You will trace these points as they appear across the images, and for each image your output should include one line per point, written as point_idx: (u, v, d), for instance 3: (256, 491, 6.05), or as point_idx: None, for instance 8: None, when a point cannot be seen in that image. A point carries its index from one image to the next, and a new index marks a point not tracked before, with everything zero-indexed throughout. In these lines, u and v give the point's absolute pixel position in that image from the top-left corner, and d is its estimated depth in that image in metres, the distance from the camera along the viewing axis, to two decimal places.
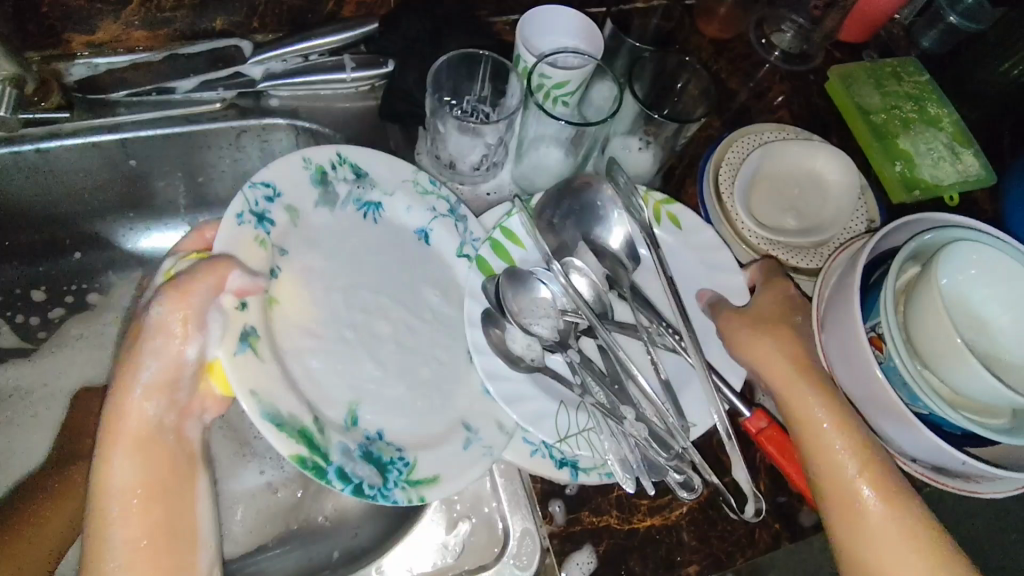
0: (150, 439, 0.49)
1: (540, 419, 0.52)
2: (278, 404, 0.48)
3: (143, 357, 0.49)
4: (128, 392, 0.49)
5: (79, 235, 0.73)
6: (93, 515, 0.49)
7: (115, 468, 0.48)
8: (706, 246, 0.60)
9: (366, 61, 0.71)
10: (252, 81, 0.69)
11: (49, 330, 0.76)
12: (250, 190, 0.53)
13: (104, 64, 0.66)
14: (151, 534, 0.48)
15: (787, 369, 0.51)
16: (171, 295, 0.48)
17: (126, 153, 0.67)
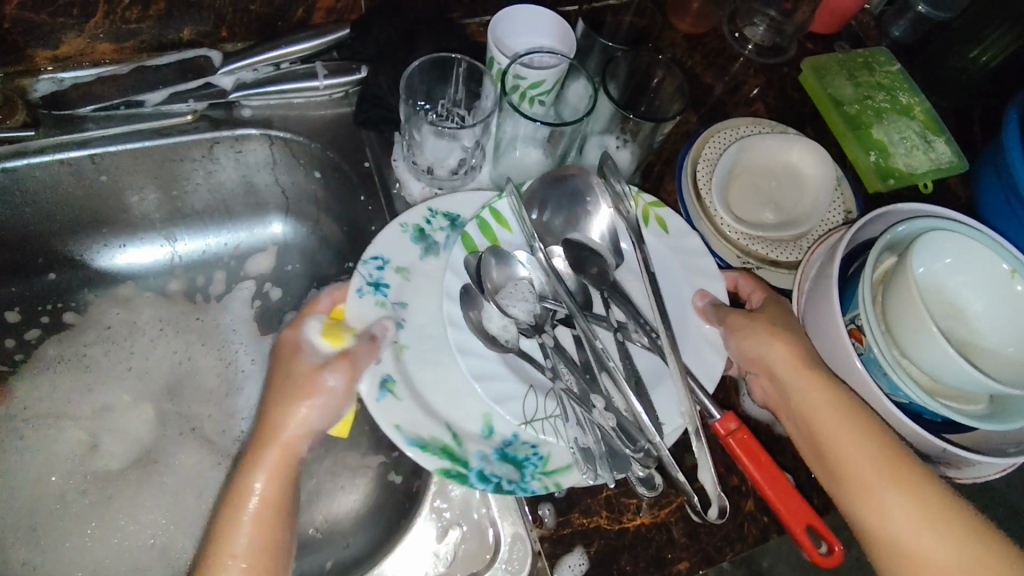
0: (290, 463, 0.50)
1: (507, 400, 0.52)
2: (420, 429, 0.52)
3: (304, 403, 0.51)
4: (285, 425, 0.51)
5: (51, 253, 0.71)
6: (217, 535, 0.48)
7: (252, 484, 0.49)
8: (685, 242, 0.61)
9: (338, 68, 0.70)
10: (223, 92, 0.68)
11: (27, 351, 0.72)
12: (361, 267, 0.56)
13: (70, 78, 0.65)
14: (259, 557, 0.48)
15: (787, 363, 0.52)
16: (337, 362, 0.52)
17: (98, 169, 0.66)
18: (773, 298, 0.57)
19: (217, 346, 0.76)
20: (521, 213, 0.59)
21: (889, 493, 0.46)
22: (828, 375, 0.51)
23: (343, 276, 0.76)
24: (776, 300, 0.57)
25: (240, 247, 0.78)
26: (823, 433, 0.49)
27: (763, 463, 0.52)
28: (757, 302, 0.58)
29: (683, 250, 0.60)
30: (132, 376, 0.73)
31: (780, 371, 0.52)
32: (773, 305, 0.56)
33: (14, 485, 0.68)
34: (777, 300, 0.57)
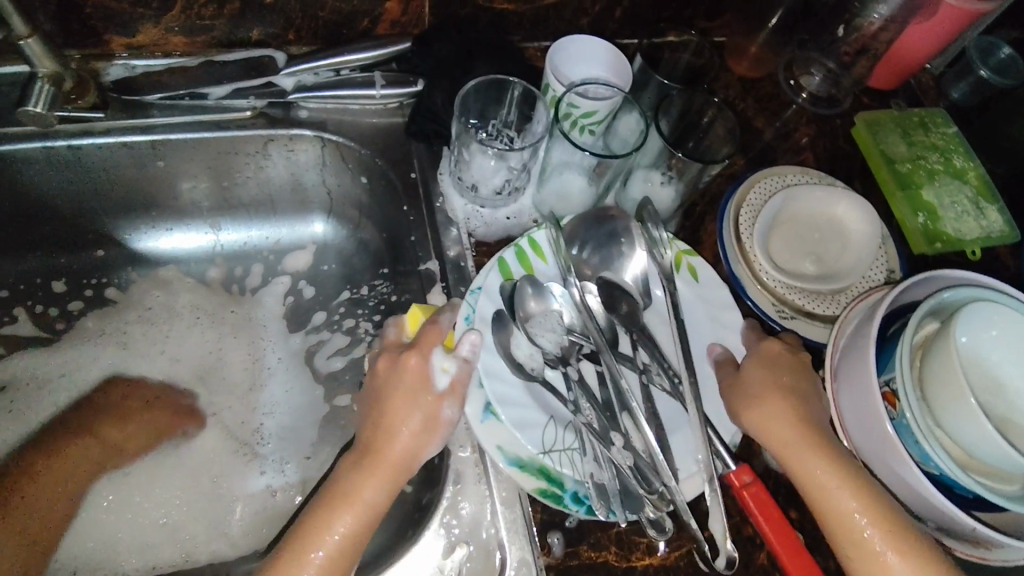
0: (399, 480, 0.53)
1: (528, 427, 0.52)
2: (519, 448, 0.53)
3: (425, 430, 0.53)
4: (401, 438, 0.53)
5: (102, 230, 0.74)
6: (314, 528, 0.50)
7: (362, 492, 0.51)
8: (721, 300, 0.61)
9: (395, 79, 0.72)
10: (283, 92, 0.70)
11: (68, 321, 0.74)
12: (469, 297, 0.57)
13: (141, 66, 0.68)
14: (344, 557, 0.50)
15: (789, 432, 0.51)
16: (460, 399, 0.54)
17: (156, 154, 0.68)
18: (772, 356, 0.56)
19: (248, 338, 0.77)
20: (559, 247, 0.60)
21: (896, 565, 0.46)
22: (828, 449, 0.50)
23: (377, 282, 0.77)
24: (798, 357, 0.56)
25: (281, 243, 0.79)
26: (827, 510, 0.49)
27: (775, 520, 0.50)
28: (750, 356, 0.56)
29: (717, 306, 0.61)
30: (165, 357, 0.75)
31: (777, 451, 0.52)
32: (772, 368, 0.55)
33: None
34: (776, 363, 0.55)
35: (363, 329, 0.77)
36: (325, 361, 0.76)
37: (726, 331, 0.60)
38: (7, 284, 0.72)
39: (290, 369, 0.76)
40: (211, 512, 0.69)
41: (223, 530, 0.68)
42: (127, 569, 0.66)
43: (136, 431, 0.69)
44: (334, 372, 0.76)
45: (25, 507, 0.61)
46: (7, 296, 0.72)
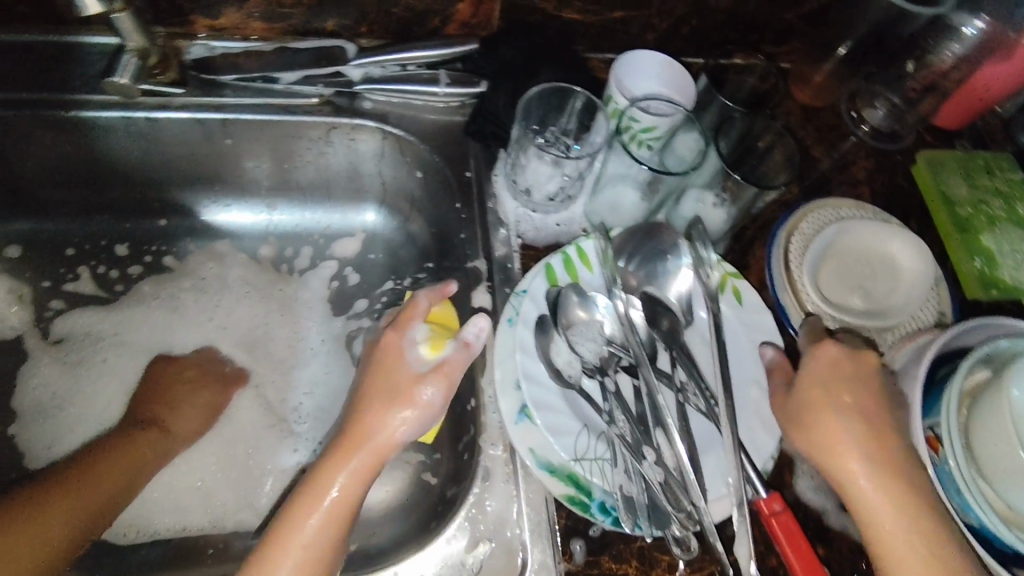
0: (373, 468, 0.53)
1: (562, 433, 0.53)
2: (551, 453, 0.54)
3: (399, 414, 0.53)
4: (372, 427, 0.53)
5: (167, 200, 0.78)
6: (284, 524, 0.50)
7: (332, 484, 0.51)
8: (764, 327, 0.61)
9: (460, 79, 0.73)
10: (350, 82, 0.72)
11: (126, 284, 0.77)
12: (514, 299, 0.58)
13: (220, 47, 0.70)
14: (319, 552, 0.50)
15: (837, 442, 0.50)
16: (434, 376, 0.54)
17: (226, 133, 0.70)
18: (829, 360, 0.53)
19: (292, 317, 0.79)
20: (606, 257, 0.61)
21: None
22: (881, 464, 0.49)
23: (421, 275, 0.79)
24: (864, 363, 0.53)
25: (331, 229, 0.81)
26: (867, 522, 0.49)
27: (803, 552, 0.51)
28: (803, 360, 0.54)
29: (760, 332, 0.61)
30: (213, 327, 0.78)
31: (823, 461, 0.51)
32: (828, 374, 0.52)
33: (85, 409, 0.71)
34: (830, 369, 0.53)
35: None
36: (363, 347, 0.78)
37: None
38: (73, 242, 0.76)
39: (329, 352, 0.78)
40: (243, 482, 0.71)
41: (253, 500, 0.70)
42: (159, 530, 0.68)
43: (187, 404, 0.70)
44: None
45: (83, 473, 0.60)
46: (75, 255, 0.76)
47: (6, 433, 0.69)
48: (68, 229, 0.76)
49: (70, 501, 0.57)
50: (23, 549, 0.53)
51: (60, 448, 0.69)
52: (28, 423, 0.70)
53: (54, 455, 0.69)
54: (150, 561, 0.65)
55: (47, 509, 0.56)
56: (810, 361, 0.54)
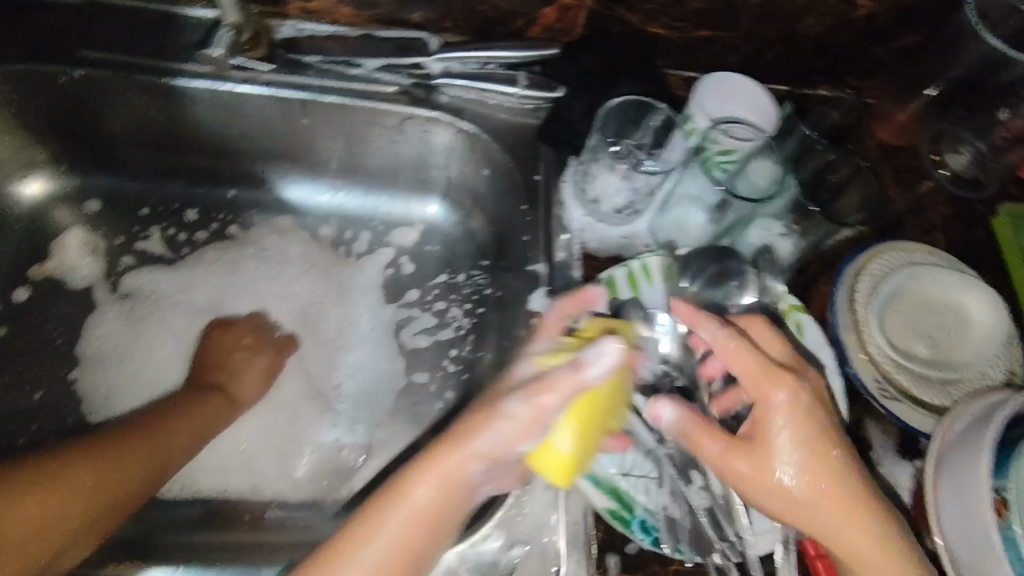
0: (455, 478, 0.50)
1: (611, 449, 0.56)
2: (599, 465, 0.55)
3: (484, 425, 0.49)
4: (461, 436, 0.50)
5: (240, 171, 0.80)
6: (364, 516, 0.51)
7: (413, 488, 0.50)
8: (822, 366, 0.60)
9: (538, 83, 0.72)
10: (429, 75, 0.71)
11: (192, 248, 0.80)
12: None
13: (308, 29, 0.72)
14: (401, 554, 0.49)
15: (775, 488, 0.49)
16: (527, 389, 0.47)
17: (303, 112, 0.71)
18: (793, 393, 0.50)
19: (345, 299, 0.80)
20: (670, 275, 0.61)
21: None
22: (833, 503, 0.48)
23: (475, 272, 0.79)
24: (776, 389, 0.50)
25: (391, 217, 0.82)
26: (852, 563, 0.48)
27: None
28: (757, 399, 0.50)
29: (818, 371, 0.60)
30: (269, 299, 0.79)
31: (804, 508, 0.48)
32: (755, 417, 0.50)
33: (141, 364, 0.74)
34: (798, 406, 0.49)
35: (452, 314, 0.79)
36: (411, 336, 0.79)
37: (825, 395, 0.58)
38: (149, 203, 0.79)
39: (378, 338, 0.78)
40: (282, 454, 0.72)
41: (290, 471, 0.71)
42: (201, 489, 0.70)
43: (243, 370, 0.72)
44: (417, 350, 0.78)
45: (142, 427, 0.63)
46: (149, 214, 0.79)
47: (69, 376, 0.72)
48: (144, 190, 0.79)
49: (143, 454, 0.61)
50: (83, 491, 0.56)
51: (116, 397, 0.72)
52: (90, 370, 0.72)
53: (110, 404, 0.72)
54: (188, 520, 0.68)
55: (102, 457, 0.59)
56: (775, 397, 0.50)
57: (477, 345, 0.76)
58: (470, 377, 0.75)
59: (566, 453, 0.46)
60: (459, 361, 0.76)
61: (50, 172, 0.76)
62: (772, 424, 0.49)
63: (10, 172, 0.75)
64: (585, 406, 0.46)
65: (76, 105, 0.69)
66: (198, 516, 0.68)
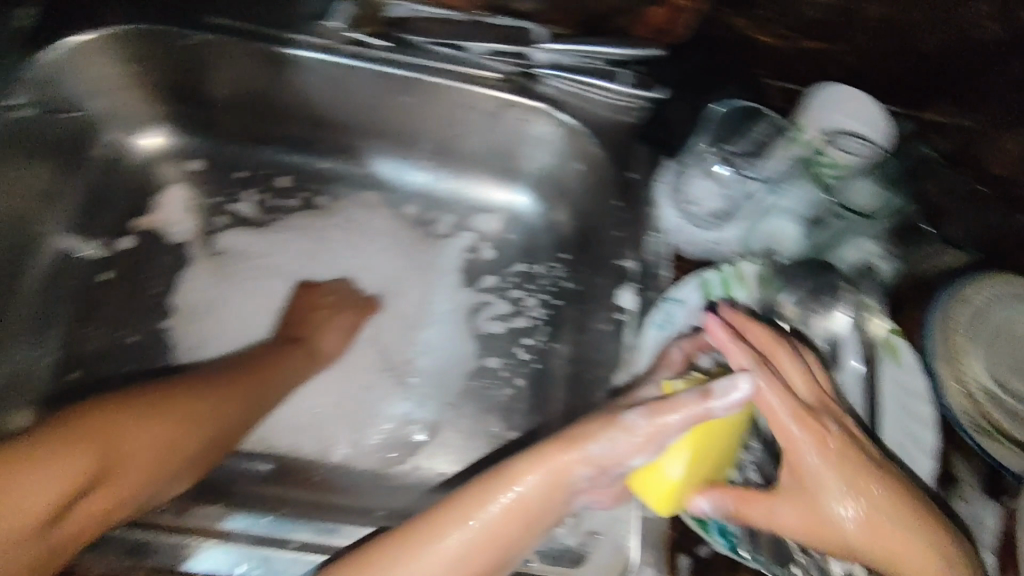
0: (560, 478, 0.48)
1: None
2: None
3: (599, 430, 0.48)
4: (578, 440, 0.49)
5: (335, 142, 0.82)
6: (464, 494, 0.50)
7: (526, 476, 0.49)
8: (915, 393, 0.59)
9: (643, 82, 0.72)
10: (535, 65, 0.72)
11: (284, 214, 0.82)
12: (666, 305, 0.62)
13: (420, 11, 0.72)
14: (489, 539, 0.48)
15: (824, 539, 0.47)
16: (651, 406, 0.47)
17: (408, 90, 0.72)
18: (815, 429, 0.48)
19: (425, 279, 0.82)
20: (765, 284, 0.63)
21: None
22: (884, 546, 0.46)
23: (554, 264, 0.81)
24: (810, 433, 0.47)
25: (475, 202, 0.84)
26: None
27: None
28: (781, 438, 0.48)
29: (909, 398, 0.59)
30: (352, 271, 0.81)
31: (851, 543, 0.46)
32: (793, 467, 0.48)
33: (228, 321, 0.76)
34: (824, 440, 0.47)
35: (528, 304, 0.80)
36: (487, 321, 0.80)
37: (915, 423, 0.58)
38: (247, 167, 0.82)
39: (453, 320, 0.80)
40: (355, 421, 0.74)
41: (361, 441, 0.73)
42: (276, 447, 0.71)
43: (325, 329, 0.74)
44: (491, 335, 0.79)
45: (232, 376, 0.64)
46: (247, 177, 0.82)
47: (161, 325, 0.75)
48: (245, 154, 0.82)
49: (250, 394, 0.64)
50: (185, 430, 0.56)
51: (203, 350, 0.74)
52: (182, 320, 0.75)
53: (196, 356, 0.74)
54: (261, 475, 0.69)
55: (200, 399, 0.59)
56: (795, 434, 0.48)
57: (551, 336, 0.78)
58: (542, 366, 0.76)
59: (672, 479, 0.48)
60: (533, 349, 0.77)
61: (161, 128, 0.79)
62: (805, 476, 0.47)
63: (127, 126, 0.77)
64: (699, 440, 0.48)
65: (193, 65, 0.72)
66: (273, 473, 0.70)
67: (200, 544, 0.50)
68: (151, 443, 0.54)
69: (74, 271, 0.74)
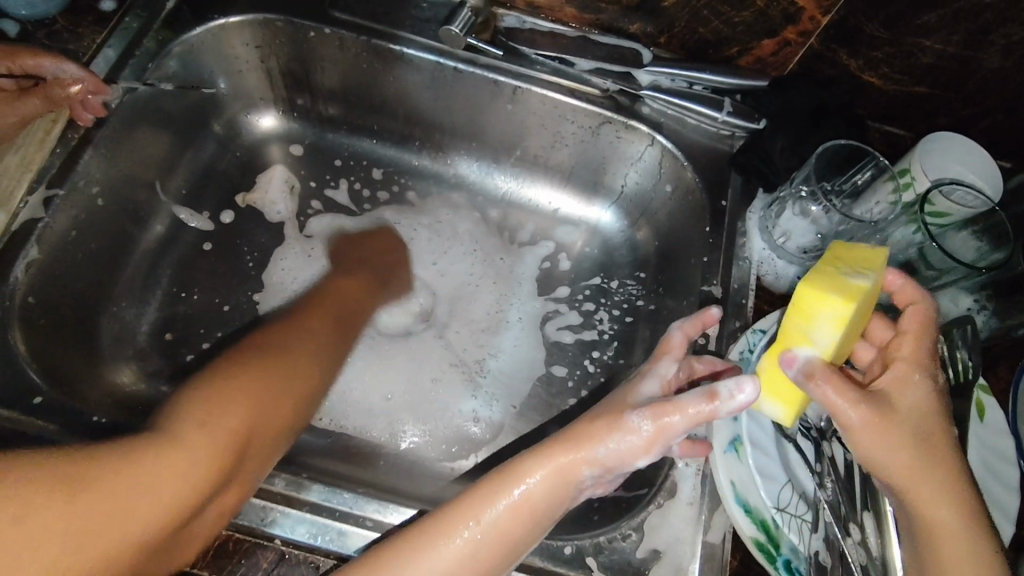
0: (567, 476, 0.49)
1: (769, 479, 0.53)
2: (751, 493, 0.53)
3: (605, 432, 0.49)
4: (582, 443, 0.49)
5: (429, 140, 0.84)
6: (467, 491, 0.50)
7: (529, 477, 0.49)
8: (1003, 454, 0.56)
9: (740, 111, 0.73)
10: (637, 85, 0.73)
11: (373, 205, 0.85)
12: (750, 333, 0.60)
13: (530, 23, 0.74)
14: (493, 536, 0.48)
15: (900, 438, 0.45)
16: (654, 407, 0.48)
17: (511, 99, 0.75)
18: (931, 358, 0.48)
19: (503, 282, 0.84)
20: None
21: None
22: (939, 468, 0.45)
23: (629, 281, 0.81)
24: (929, 355, 0.48)
25: (558, 212, 0.85)
26: (930, 550, 0.45)
27: None
28: (906, 351, 0.48)
29: (997, 459, 0.56)
30: (432, 267, 0.84)
31: (917, 459, 0.45)
32: (895, 376, 0.47)
33: None
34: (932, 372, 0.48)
35: (599, 318, 0.81)
36: (557, 329, 0.81)
37: (1000, 485, 0.55)
38: (343, 156, 0.86)
39: (526, 327, 0.81)
40: (422, 412, 0.76)
41: (425, 432, 0.75)
42: (348, 426, 0.74)
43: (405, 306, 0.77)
44: (560, 344, 0.80)
45: (297, 334, 0.63)
46: (341, 166, 0.86)
47: (251, 297, 0.79)
48: (345, 143, 0.86)
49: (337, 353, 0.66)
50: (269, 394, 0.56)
51: None
52: (270, 295, 0.79)
53: None
54: (328, 449, 0.72)
55: (271, 363, 0.58)
56: (914, 352, 0.48)
57: (619, 352, 0.78)
58: (608, 381, 0.77)
59: (860, 284, 0.45)
60: (600, 363, 0.78)
61: (277, 110, 0.84)
62: (901, 386, 0.47)
63: (248, 106, 0.82)
64: (882, 273, 0.47)
65: (310, 55, 0.75)
66: (341, 450, 0.72)
67: (283, 511, 0.53)
68: (244, 409, 0.54)
69: (182, 237, 0.79)
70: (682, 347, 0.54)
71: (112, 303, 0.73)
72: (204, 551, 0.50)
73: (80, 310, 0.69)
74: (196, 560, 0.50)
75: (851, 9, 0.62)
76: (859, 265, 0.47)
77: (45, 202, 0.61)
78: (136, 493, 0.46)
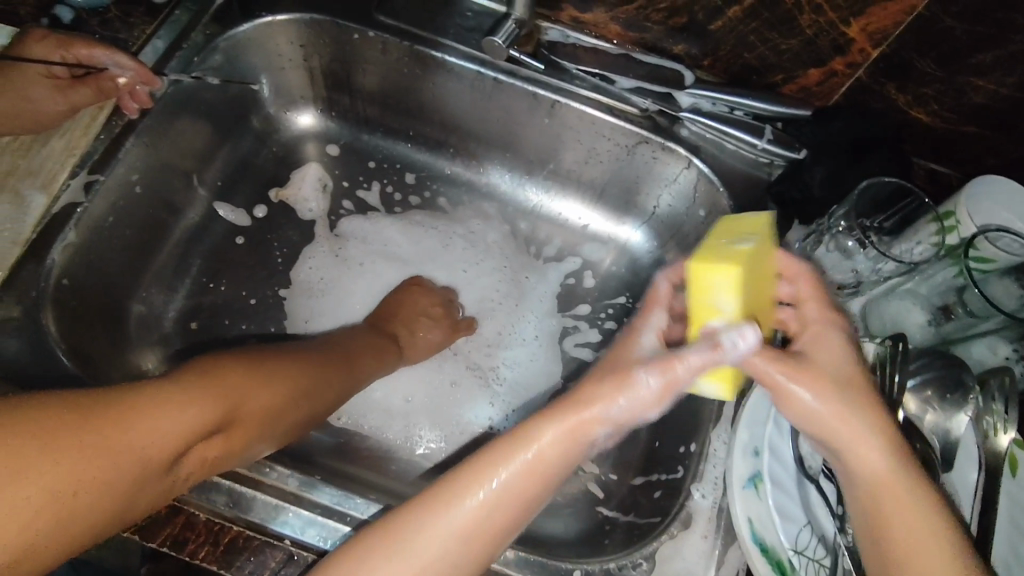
0: (581, 436, 0.46)
1: (788, 519, 0.52)
2: (768, 530, 0.51)
3: (615, 391, 0.46)
4: (591, 400, 0.46)
5: (463, 147, 0.84)
6: (473, 455, 0.47)
7: (542, 435, 0.46)
8: None
9: (780, 139, 0.72)
10: (677, 106, 0.73)
11: (404, 208, 0.85)
12: None
13: (574, 38, 0.74)
14: (504, 501, 0.45)
15: (828, 393, 0.45)
16: (660, 361, 0.46)
17: (548, 112, 0.75)
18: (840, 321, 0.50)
19: (526, 293, 0.83)
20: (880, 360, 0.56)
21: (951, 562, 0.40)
22: (879, 425, 0.44)
23: None
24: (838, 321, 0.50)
25: (588, 229, 0.85)
26: (882, 519, 0.42)
27: None
28: (817, 316, 0.50)
29: None
30: (454, 276, 0.84)
31: (850, 411, 0.44)
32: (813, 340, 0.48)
33: (340, 298, 0.81)
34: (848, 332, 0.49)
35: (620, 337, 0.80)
36: (577, 346, 0.80)
37: None
38: (377, 158, 0.86)
39: (543, 343, 0.81)
40: (437, 418, 0.76)
41: (440, 437, 0.75)
42: (364, 425, 0.74)
43: (422, 330, 0.77)
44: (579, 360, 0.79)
45: (320, 346, 0.66)
46: (375, 169, 0.86)
47: (277, 292, 0.79)
48: (380, 145, 0.86)
49: (347, 377, 0.66)
50: (258, 393, 0.56)
51: (314, 325, 0.79)
52: (296, 292, 0.80)
53: (308, 329, 0.78)
54: (341, 449, 0.72)
55: (288, 363, 0.60)
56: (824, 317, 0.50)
57: None
58: None
59: (742, 247, 0.44)
60: None
61: (315, 109, 0.84)
62: (821, 345, 0.48)
63: (289, 103, 0.83)
64: (764, 235, 0.47)
65: (353, 57, 0.76)
66: (355, 451, 0.72)
67: (296, 512, 0.53)
68: (249, 386, 0.55)
69: (214, 228, 0.80)
70: (672, 296, 0.53)
71: (141, 289, 0.74)
72: (214, 545, 0.51)
73: (111, 294, 0.70)
74: (205, 553, 0.51)
75: (903, 43, 0.60)
76: (742, 232, 0.47)
77: (85, 186, 0.62)
78: (101, 455, 0.45)
